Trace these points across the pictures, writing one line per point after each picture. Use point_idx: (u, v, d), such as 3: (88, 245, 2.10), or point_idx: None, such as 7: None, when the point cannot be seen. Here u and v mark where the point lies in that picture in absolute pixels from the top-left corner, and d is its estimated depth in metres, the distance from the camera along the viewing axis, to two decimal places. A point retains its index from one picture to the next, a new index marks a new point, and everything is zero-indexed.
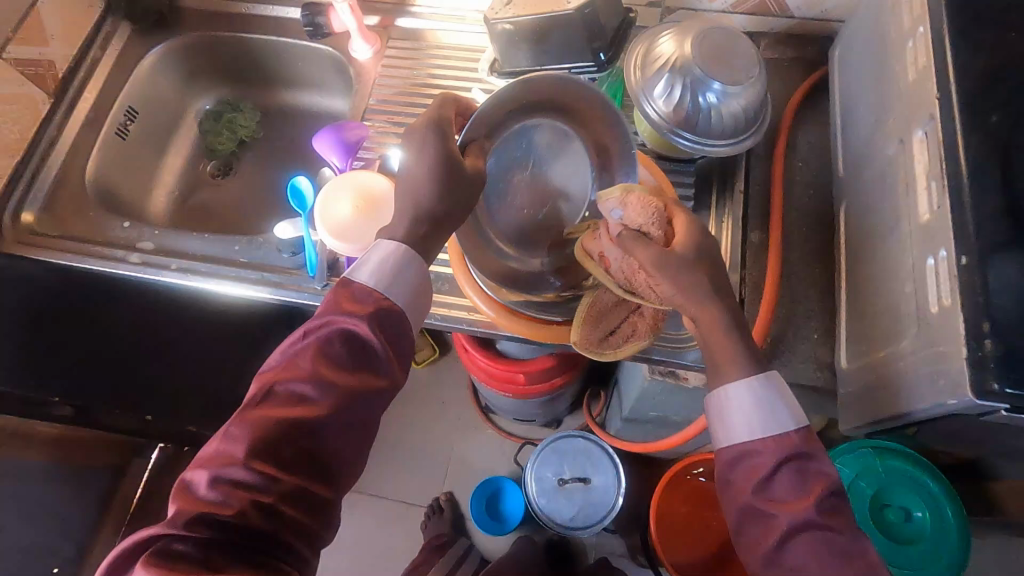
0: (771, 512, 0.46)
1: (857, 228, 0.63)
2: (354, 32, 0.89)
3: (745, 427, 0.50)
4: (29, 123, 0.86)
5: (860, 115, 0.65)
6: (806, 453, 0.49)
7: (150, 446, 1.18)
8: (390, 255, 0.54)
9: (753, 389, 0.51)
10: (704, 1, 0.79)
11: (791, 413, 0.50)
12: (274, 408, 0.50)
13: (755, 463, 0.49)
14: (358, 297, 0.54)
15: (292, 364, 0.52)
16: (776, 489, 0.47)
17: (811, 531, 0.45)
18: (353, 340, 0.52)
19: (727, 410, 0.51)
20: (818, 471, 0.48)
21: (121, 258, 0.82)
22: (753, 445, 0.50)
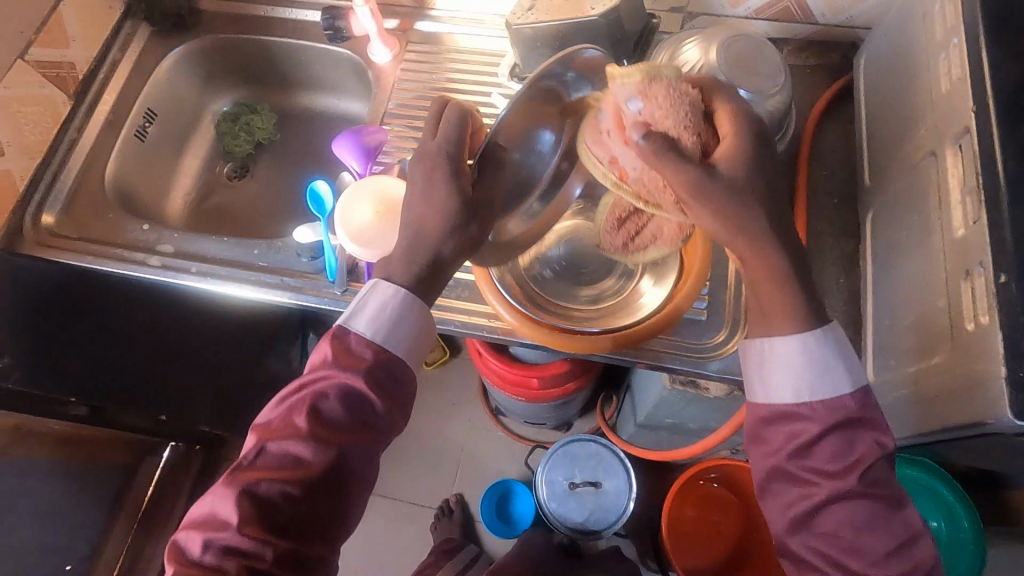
0: (811, 478, 0.48)
1: (884, 240, 0.62)
2: (373, 35, 0.89)
3: (792, 385, 0.51)
4: (50, 126, 0.86)
5: (888, 125, 0.65)
6: (851, 420, 0.50)
7: (161, 445, 1.30)
8: (390, 299, 0.53)
9: (808, 344, 0.51)
10: (726, 7, 0.78)
11: (847, 371, 0.51)
12: (268, 468, 0.50)
13: (800, 428, 0.50)
14: (356, 349, 0.54)
15: (287, 421, 0.52)
16: (816, 454, 0.49)
17: (850, 499, 0.47)
18: (348, 396, 0.52)
19: (775, 366, 0.52)
20: (866, 440, 0.49)
21: (141, 261, 0.82)
22: (798, 405, 0.51)
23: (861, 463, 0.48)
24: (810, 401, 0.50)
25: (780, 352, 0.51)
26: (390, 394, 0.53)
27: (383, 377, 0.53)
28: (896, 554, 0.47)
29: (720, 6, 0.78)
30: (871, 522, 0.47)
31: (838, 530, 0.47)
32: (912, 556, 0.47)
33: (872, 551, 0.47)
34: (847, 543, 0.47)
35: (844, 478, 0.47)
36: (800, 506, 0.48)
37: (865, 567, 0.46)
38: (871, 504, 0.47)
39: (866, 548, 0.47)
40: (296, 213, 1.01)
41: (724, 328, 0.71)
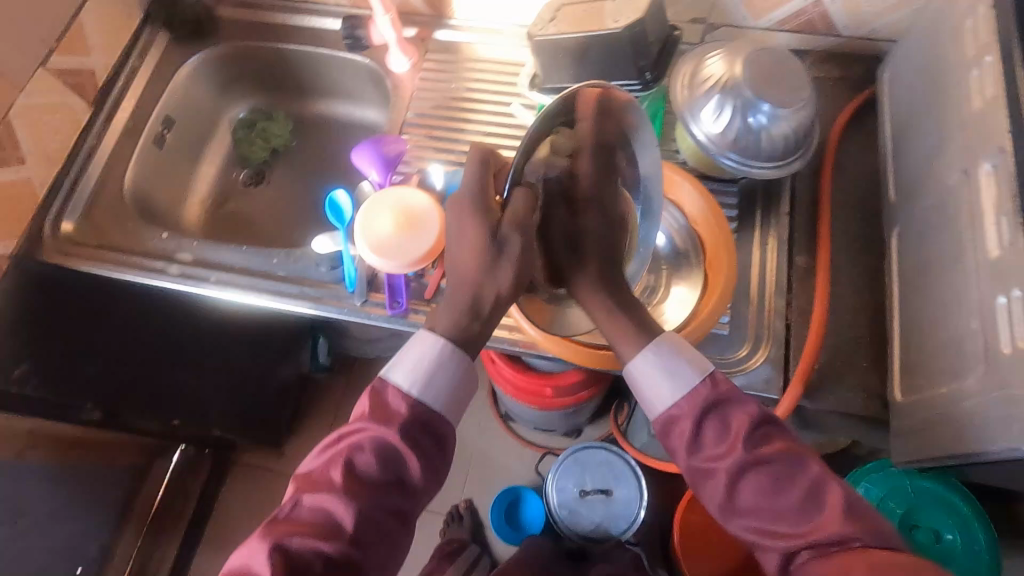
0: (710, 465, 0.53)
1: (911, 258, 0.62)
2: (392, 44, 0.88)
3: (662, 394, 0.57)
4: (70, 133, 0.86)
5: (915, 141, 0.64)
6: (716, 401, 0.56)
7: (172, 448, 1.30)
8: (425, 354, 0.56)
9: (653, 354, 0.58)
10: (749, 18, 0.78)
11: (690, 366, 0.57)
12: (303, 521, 0.51)
13: (682, 427, 0.56)
14: (394, 403, 0.55)
15: (325, 472, 0.53)
16: (706, 441, 0.54)
17: (747, 470, 0.52)
18: (384, 450, 0.53)
19: (638, 381, 0.58)
20: (737, 413, 0.55)
21: (161, 269, 0.82)
22: (672, 411, 0.56)
23: (740, 434, 0.53)
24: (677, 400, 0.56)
25: (642, 372, 0.58)
26: (425, 453, 0.54)
27: (419, 435, 0.54)
28: (810, 504, 0.50)
29: (742, 17, 0.78)
30: (773, 483, 0.51)
31: (756, 501, 0.51)
32: (826, 501, 0.50)
33: (790, 510, 0.50)
34: (766, 512, 0.51)
35: (733, 453, 0.53)
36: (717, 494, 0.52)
37: (793, 526, 0.50)
38: (764, 468, 0.52)
39: (783, 510, 0.51)
40: (313, 220, 1.01)
41: (746, 343, 0.69)
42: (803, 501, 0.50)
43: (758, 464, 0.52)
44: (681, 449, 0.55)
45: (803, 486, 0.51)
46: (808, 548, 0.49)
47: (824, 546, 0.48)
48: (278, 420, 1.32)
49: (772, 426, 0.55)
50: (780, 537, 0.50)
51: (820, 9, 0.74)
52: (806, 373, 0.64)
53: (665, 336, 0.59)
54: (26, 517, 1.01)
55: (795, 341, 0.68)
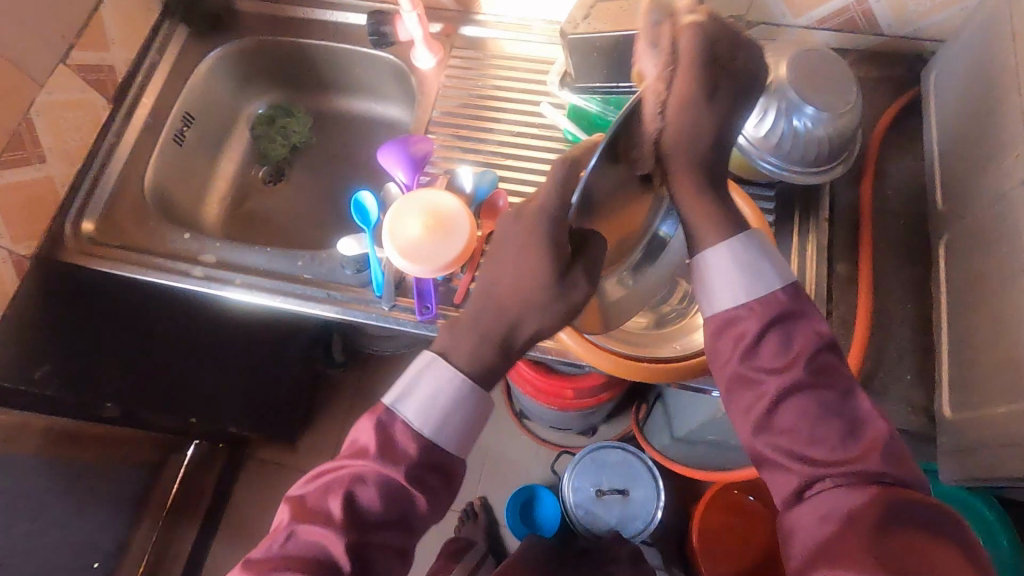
0: (763, 377, 0.50)
1: (967, 270, 0.60)
2: (418, 41, 0.86)
3: (732, 291, 0.52)
4: (90, 130, 0.84)
5: (966, 150, 0.63)
6: (788, 315, 0.51)
7: (186, 444, 1.30)
8: (443, 391, 0.51)
9: (738, 247, 0.52)
10: (788, 16, 0.75)
11: (774, 268, 0.52)
12: (295, 560, 0.49)
13: (742, 328, 0.51)
14: (401, 441, 0.51)
15: (319, 502, 0.50)
16: (763, 351, 0.50)
17: (799, 391, 0.49)
18: (388, 491, 0.50)
19: (707, 273, 0.52)
20: (803, 332, 0.51)
21: (184, 271, 0.81)
22: (737, 311, 0.51)
23: (803, 352, 0.50)
24: (748, 300, 0.51)
25: (716, 263, 0.52)
26: (433, 490, 0.51)
27: (427, 475, 0.51)
28: (849, 437, 0.48)
29: (781, 15, 0.75)
30: (822, 409, 0.48)
31: (797, 424, 0.48)
32: (864, 437, 0.48)
33: (829, 439, 0.48)
34: (805, 435, 0.48)
35: (791, 369, 0.49)
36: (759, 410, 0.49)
37: (826, 454, 0.48)
38: (817, 392, 0.49)
39: (823, 437, 0.48)
40: (334, 220, 1.00)
41: None
42: (844, 433, 0.48)
43: (811, 388, 0.49)
44: (733, 353, 0.51)
45: (845, 418, 0.49)
46: (836, 478, 0.46)
47: (852, 478, 0.46)
48: (293, 417, 1.32)
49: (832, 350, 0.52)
50: (809, 461, 0.48)
51: (864, 8, 0.72)
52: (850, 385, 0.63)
53: (754, 233, 0.53)
54: (44, 515, 1.00)
55: (838, 352, 0.66)
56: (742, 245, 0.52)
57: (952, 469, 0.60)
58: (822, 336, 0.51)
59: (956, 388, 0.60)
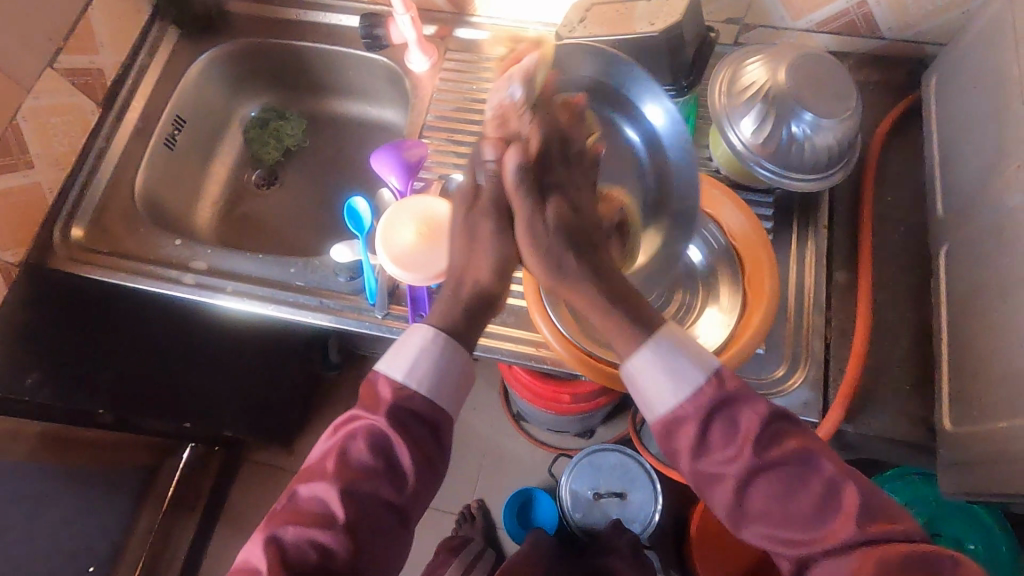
0: (719, 470, 0.46)
1: (966, 281, 0.60)
2: (412, 44, 0.85)
3: (662, 396, 0.49)
4: (79, 134, 0.83)
5: (967, 157, 0.62)
6: (725, 399, 0.48)
7: (182, 447, 1.29)
8: (413, 342, 0.53)
9: (654, 353, 0.49)
10: (786, 19, 0.74)
11: (692, 361, 0.49)
12: (300, 511, 0.50)
13: (685, 430, 0.48)
14: (383, 392, 0.52)
15: (319, 461, 0.52)
16: (712, 444, 0.47)
17: (757, 473, 0.45)
18: (376, 437, 0.50)
19: (637, 382, 0.50)
20: (746, 410, 0.47)
21: (175, 279, 0.79)
22: (676, 411, 0.48)
23: (750, 435, 0.46)
24: (678, 404, 0.48)
25: (639, 373, 0.49)
26: (418, 441, 0.51)
27: (410, 422, 0.51)
28: (824, 508, 0.44)
29: (779, 18, 0.74)
30: (785, 486, 0.45)
31: (765, 506, 0.45)
32: (839, 503, 0.44)
33: (803, 514, 0.44)
34: (778, 516, 0.45)
35: (743, 455, 0.46)
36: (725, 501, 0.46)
37: (807, 532, 0.44)
38: (775, 471, 0.45)
39: (799, 514, 0.45)
40: (328, 225, 0.98)
41: (784, 362, 0.66)
42: (816, 504, 0.44)
43: (770, 466, 0.45)
44: (684, 451, 0.48)
45: (815, 488, 0.45)
46: (823, 554, 0.43)
47: (838, 553, 0.43)
48: (288, 419, 1.31)
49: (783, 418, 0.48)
50: (791, 544, 0.44)
51: (864, 10, 0.70)
52: (851, 395, 0.63)
53: (664, 330, 0.50)
54: (39, 522, 1.00)
55: (836, 362, 0.65)
56: (655, 348, 0.49)
57: (952, 483, 0.60)
58: (761, 410, 0.47)
59: (956, 399, 0.60)
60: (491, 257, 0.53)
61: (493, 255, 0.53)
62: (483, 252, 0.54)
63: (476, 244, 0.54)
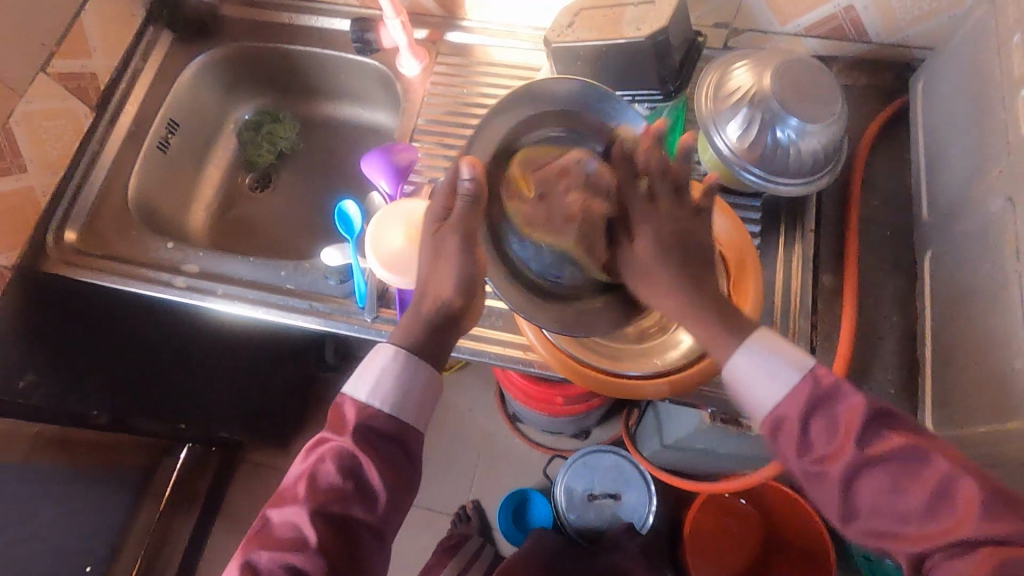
0: (822, 466, 0.47)
1: (951, 285, 0.60)
2: (403, 48, 0.85)
3: (769, 393, 0.51)
4: (72, 138, 0.84)
5: (952, 162, 0.62)
6: (823, 397, 0.49)
7: (179, 448, 1.30)
8: (376, 359, 0.55)
9: (750, 356, 0.52)
10: (775, 23, 0.74)
11: (790, 363, 0.51)
12: (274, 536, 0.51)
13: (787, 428, 0.49)
14: (350, 413, 0.54)
15: (291, 487, 0.53)
16: (814, 441, 0.48)
17: (863, 468, 0.46)
18: (342, 459, 0.51)
19: (738, 383, 0.52)
20: (846, 407, 0.48)
21: (166, 282, 0.80)
22: (776, 411, 0.50)
23: (851, 431, 0.47)
24: (779, 401, 0.50)
25: (738, 372, 0.52)
26: (384, 459, 0.52)
27: (377, 442, 0.53)
28: (935, 501, 0.44)
29: (768, 22, 0.74)
30: (894, 480, 0.45)
31: (875, 502, 0.45)
32: (956, 496, 0.43)
33: (913, 510, 0.44)
34: (888, 512, 0.45)
35: (845, 451, 0.46)
36: (833, 498, 0.47)
37: (920, 528, 0.44)
38: (884, 466, 0.45)
39: (908, 510, 0.44)
40: (321, 228, 0.99)
41: None
42: (927, 499, 0.44)
43: (875, 460, 0.46)
44: (788, 450, 0.49)
45: (927, 482, 0.44)
46: (945, 550, 0.42)
47: (959, 550, 0.42)
48: (285, 421, 1.31)
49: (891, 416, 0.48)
50: (904, 541, 0.44)
51: (852, 15, 0.71)
52: None
53: (761, 335, 0.53)
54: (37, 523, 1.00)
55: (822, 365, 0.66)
56: (751, 352, 0.52)
57: None
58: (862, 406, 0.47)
59: (939, 403, 0.60)
60: (455, 275, 0.55)
61: (456, 274, 0.54)
62: (445, 270, 0.55)
63: (439, 262, 0.55)
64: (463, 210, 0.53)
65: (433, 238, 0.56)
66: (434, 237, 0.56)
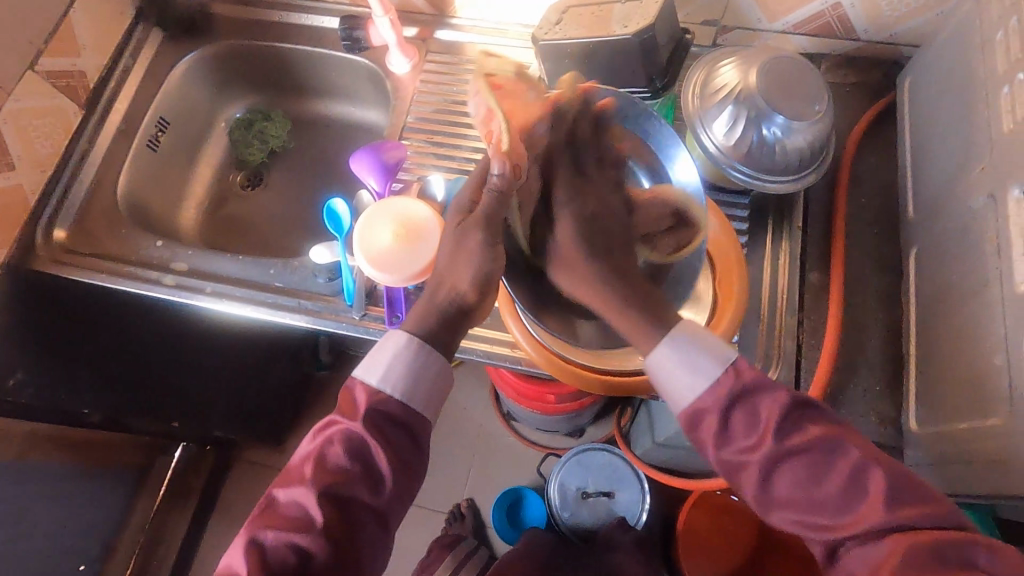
0: (743, 457, 0.51)
1: (935, 281, 0.60)
2: (392, 46, 0.85)
3: (689, 385, 0.53)
4: (62, 135, 0.84)
5: (937, 159, 0.62)
6: (744, 392, 0.52)
7: (173, 446, 1.30)
8: (388, 346, 0.55)
9: (674, 350, 0.53)
10: (763, 21, 0.74)
11: (711, 356, 0.53)
12: (278, 516, 0.51)
13: (710, 420, 0.52)
14: (361, 396, 0.54)
15: (298, 467, 0.53)
16: (737, 434, 0.52)
17: (783, 459, 0.49)
18: (353, 440, 0.52)
19: (655, 373, 0.54)
20: (766, 401, 0.52)
21: (155, 280, 0.80)
22: (696, 404, 0.53)
23: (771, 425, 0.50)
24: (699, 393, 0.53)
25: (660, 364, 0.54)
26: (393, 443, 0.52)
27: (387, 426, 0.53)
28: (849, 490, 0.48)
29: (756, 20, 0.74)
30: (810, 470, 0.49)
31: (793, 492, 0.49)
32: (867, 485, 0.48)
33: (828, 499, 0.48)
34: (804, 500, 0.49)
35: (766, 443, 0.50)
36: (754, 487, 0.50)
37: (834, 514, 0.48)
38: (800, 457, 0.49)
39: (824, 500, 0.48)
40: (312, 226, 0.99)
41: (757, 363, 0.67)
42: (842, 488, 0.48)
43: (795, 452, 0.49)
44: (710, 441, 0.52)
45: (842, 473, 0.48)
46: (856, 535, 0.47)
47: (869, 534, 0.46)
48: (278, 419, 1.31)
49: (805, 409, 0.52)
50: (819, 529, 0.48)
51: (839, 13, 0.70)
52: (820, 395, 0.63)
53: (685, 325, 0.54)
54: (30, 521, 1.00)
55: (808, 362, 0.66)
56: (676, 345, 0.53)
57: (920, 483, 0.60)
58: (782, 402, 0.51)
59: (923, 400, 0.60)
60: (472, 273, 0.54)
61: (475, 273, 0.53)
62: (465, 268, 0.54)
63: (459, 256, 0.54)
64: (489, 205, 0.52)
65: (456, 231, 0.55)
66: (457, 231, 0.55)
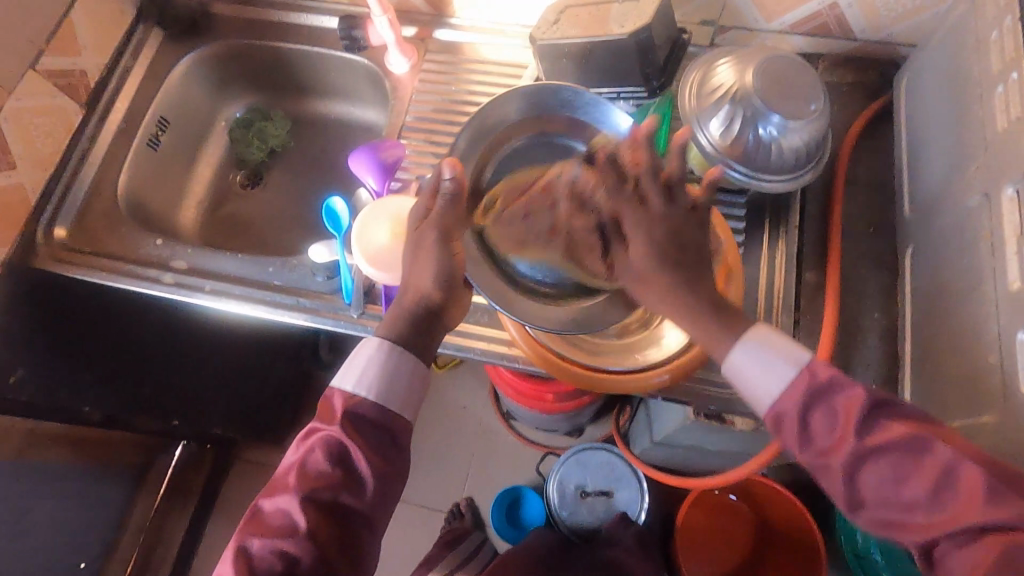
0: (823, 459, 0.47)
1: (931, 280, 0.60)
2: (391, 45, 0.86)
3: (769, 387, 0.50)
4: (62, 135, 0.84)
5: (933, 158, 0.62)
6: (821, 388, 0.48)
7: (173, 445, 1.30)
8: (363, 351, 0.55)
9: (747, 353, 0.51)
10: (760, 21, 0.74)
11: (785, 356, 0.50)
12: (265, 524, 0.51)
13: (786, 420, 0.49)
14: (338, 402, 0.54)
15: (282, 476, 0.53)
16: (815, 434, 0.47)
17: (866, 458, 0.45)
18: (332, 447, 0.51)
19: (736, 380, 0.52)
20: (845, 398, 0.47)
21: (154, 278, 0.81)
22: (775, 405, 0.49)
23: (852, 423, 0.46)
24: (777, 396, 0.49)
25: (735, 368, 0.52)
26: (372, 447, 0.52)
27: (366, 430, 0.53)
28: (940, 489, 0.43)
29: (753, 19, 0.74)
30: (896, 469, 0.44)
31: (880, 492, 0.45)
32: (961, 483, 0.42)
33: (917, 498, 0.43)
34: (893, 501, 0.44)
35: (846, 442, 0.45)
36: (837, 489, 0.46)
37: (926, 516, 0.43)
38: (885, 455, 0.44)
39: (913, 501, 0.43)
40: (311, 225, 0.99)
41: None
42: (931, 488, 0.43)
43: (879, 449, 0.45)
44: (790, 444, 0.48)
45: (930, 470, 0.43)
46: (951, 537, 0.41)
47: (964, 536, 0.41)
48: (278, 418, 1.32)
49: (891, 406, 0.46)
50: (909, 530, 0.44)
51: (836, 12, 0.71)
52: None
53: (755, 330, 0.52)
54: (31, 519, 1.01)
55: None
56: (748, 348, 0.51)
57: None
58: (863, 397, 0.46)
59: (918, 399, 0.60)
60: (434, 269, 0.56)
61: (435, 270, 0.56)
62: (425, 265, 0.57)
63: (419, 256, 0.57)
64: (443, 206, 0.56)
65: (415, 235, 0.58)
66: (416, 232, 0.58)
